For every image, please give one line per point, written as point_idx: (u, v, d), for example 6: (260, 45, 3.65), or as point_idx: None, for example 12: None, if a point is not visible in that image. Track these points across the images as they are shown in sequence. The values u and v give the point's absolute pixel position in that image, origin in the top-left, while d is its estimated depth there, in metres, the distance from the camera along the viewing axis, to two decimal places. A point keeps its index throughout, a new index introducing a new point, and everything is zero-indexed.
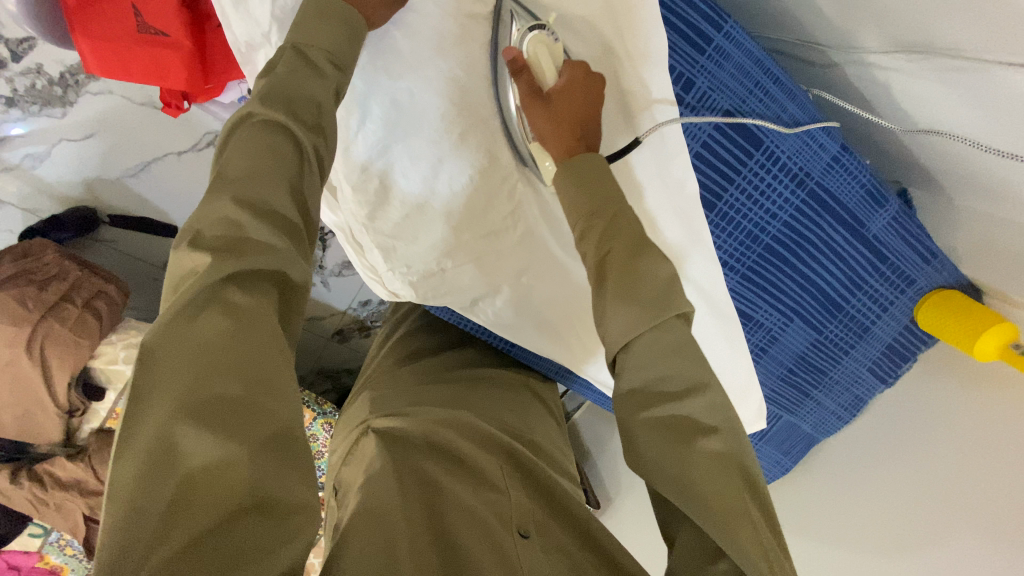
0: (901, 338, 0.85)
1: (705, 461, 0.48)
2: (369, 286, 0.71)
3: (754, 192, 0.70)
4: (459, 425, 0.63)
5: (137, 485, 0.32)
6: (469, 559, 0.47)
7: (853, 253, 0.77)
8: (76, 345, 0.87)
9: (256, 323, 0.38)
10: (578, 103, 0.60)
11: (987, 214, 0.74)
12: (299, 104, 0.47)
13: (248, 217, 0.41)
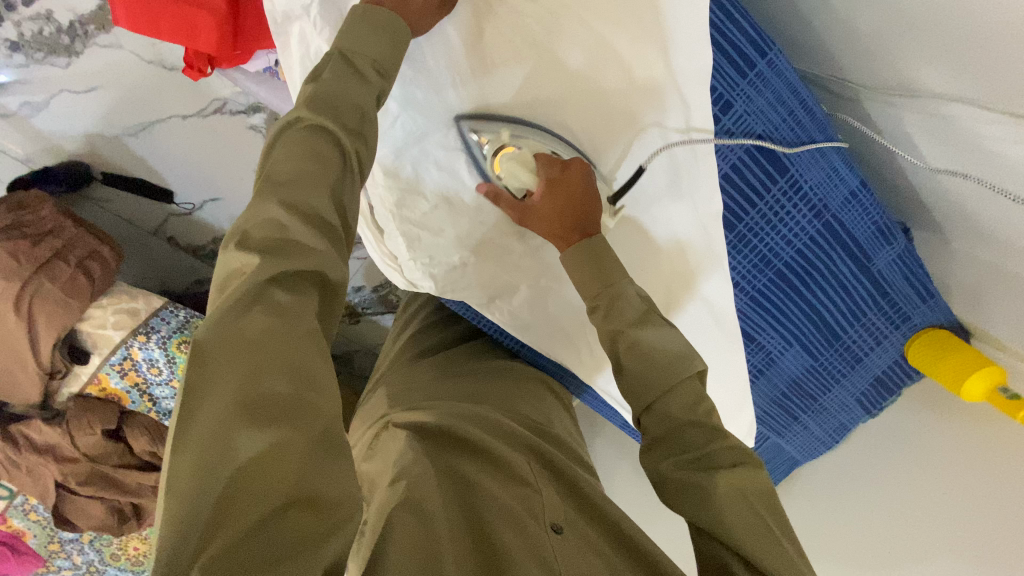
0: (891, 371, 0.88)
1: (723, 490, 0.51)
2: (385, 273, 0.70)
3: (773, 218, 0.71)
4: (478, 422, 0.64)
5: (194, 484, 0.31)
6: (507, 557, 0.49)
7: (859, 285, 0.79)
8: (65, 305, 0.83)
9: (296, 319, 0.37)
10: (569, 196, 0.61)
11: (987, 260, 0.76)
12: (348, 116, 0.46)
13: (294, 220, 0.39)
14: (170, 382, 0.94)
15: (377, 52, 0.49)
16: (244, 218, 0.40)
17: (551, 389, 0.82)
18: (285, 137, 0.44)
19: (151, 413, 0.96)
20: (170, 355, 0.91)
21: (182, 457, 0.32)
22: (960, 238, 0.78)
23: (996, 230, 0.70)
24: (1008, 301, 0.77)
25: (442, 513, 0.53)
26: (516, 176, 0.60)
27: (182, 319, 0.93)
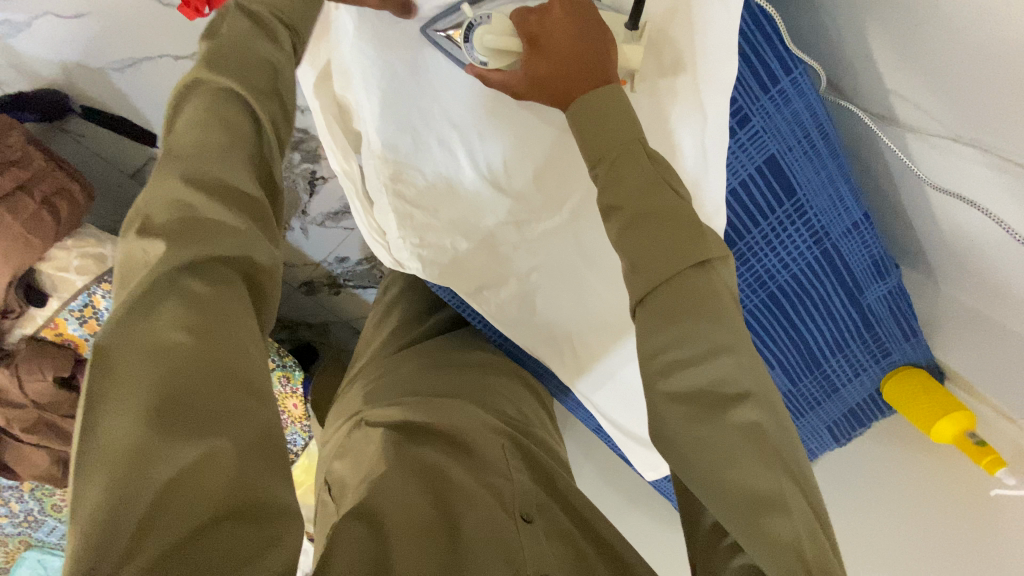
0: (864, 404, 0.89)
1: (736, 432, 0.48)
2: (372, 249, 0.67)
3: (773, 240, 0.70)
4: (452, 418, 0.63)
5: (107, 504, 0.28)
6: (468, 548, 0.48)
7: (847, 317, 0.79)
8: (25, 243, 0.78)
9: (219, 313, 0.35)
10: (568, 46, 0.52)
11: (983, 307, 0.75)
12: (251, 78, 0.44)
13: (204, 198, 0.37)
14: None
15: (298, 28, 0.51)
16: (143, 201, 0.38)
17: (531, 388, 0.81)
18: (224, 95, 0.42)
19: None
20: None
21: (92, 478, 0.29)
22: (953, 283, 0.78)
23: (990, 275, 0.70)
24: (985, 347, 0.78)
25: (405, 503, 0.50)
26: (498, 46, 0.54)
27: None
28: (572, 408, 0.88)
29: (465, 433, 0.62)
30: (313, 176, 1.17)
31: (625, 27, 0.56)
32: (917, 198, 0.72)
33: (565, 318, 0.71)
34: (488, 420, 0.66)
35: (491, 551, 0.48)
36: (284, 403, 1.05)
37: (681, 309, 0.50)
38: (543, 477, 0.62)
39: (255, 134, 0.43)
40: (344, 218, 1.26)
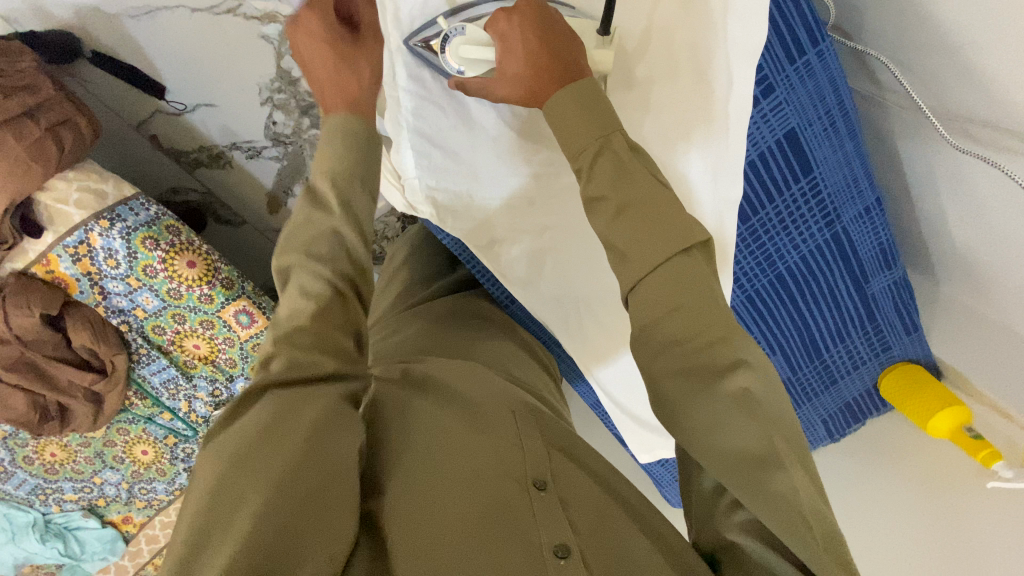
0: (861, 399, 0.90)
1: (731, 401, 0.46)
2: (386, 190, 0.69)
3: (786, 217, 0.70)
4: (456, 387, 0.61)
5: (202, 510, 0.40)
6: (457, 529, 0.48)
7: (852, 306, 0.80)
8: (25, 169, 0.75)
9: (303, 365, 0.46)
10: (534, 42, 0.52)
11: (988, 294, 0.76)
12: (318, 245, 0.50)
13: (311, 263, 0.49)
14: (127, 279, 0.87)
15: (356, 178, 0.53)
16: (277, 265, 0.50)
17: (536, 357, 0.78)
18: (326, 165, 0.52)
19: (99, 308, 0.89)
20: (132, 249, 0.85)
21: (200, 490, 0.41)
22: (956, 283, 0.80)
23: (994, 269, 0.72)
24: (980, 343, 0.80)
25: (399, 489, 0.50)
26: (470, 54, 0.55)
27: (154, 215, 0.86)
28: (569, 377, 0.89)
29: (470, 400, 0.59)
30: None
31: (597, 33, 0.59)
32: (941, 189, 0.72)
33: (575, 281, 0.71)
34: (497, 387, 0.63)
35: (491, 530, 0.48)
36: None
37: (671, 290, 0.49)
38: (558, 441, 0.59)
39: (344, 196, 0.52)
40: None
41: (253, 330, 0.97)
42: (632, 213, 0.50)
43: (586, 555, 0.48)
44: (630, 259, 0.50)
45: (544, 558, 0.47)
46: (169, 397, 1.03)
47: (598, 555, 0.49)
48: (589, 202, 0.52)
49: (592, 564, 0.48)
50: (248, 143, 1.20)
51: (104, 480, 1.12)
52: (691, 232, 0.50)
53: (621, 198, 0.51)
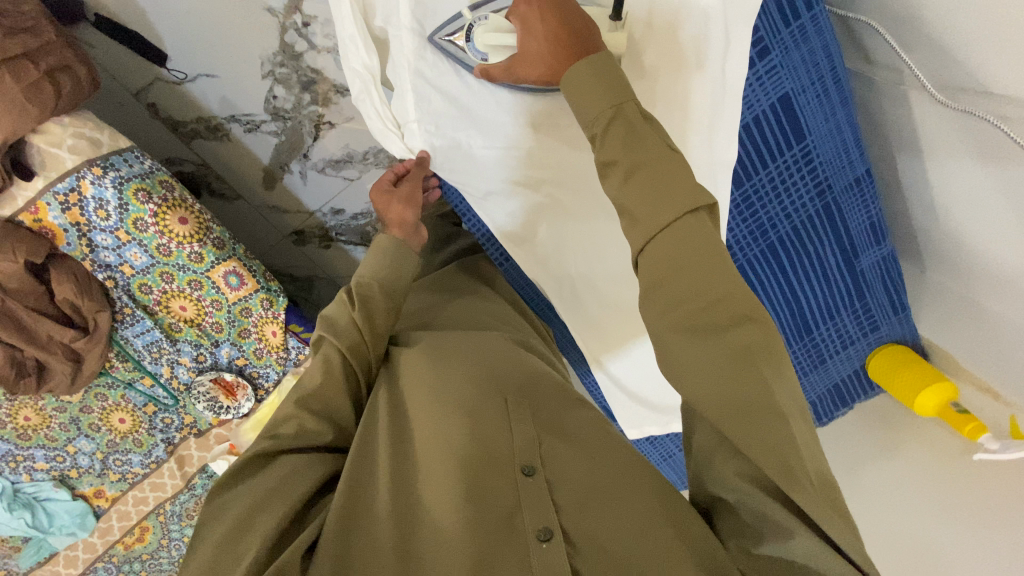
0: (848, 380, 0.91)
1: (729, 355, 0.45)
2: (384, 141, 0.73)
3: (778, 184, 0.72)
4: (447, 372, 0.62)
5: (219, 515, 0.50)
6: (437, 515, 0.50)
7: (841, 281, 0.81)
8: (20, 111, 0.74)
9: (328, 400, 0.59)
10: (551, 22, 0.52)
11: (966, 273, 0.76)
12: (356, 335, 0.63)
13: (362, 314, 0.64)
14: (116, 232, 0.87)
15: (378, 278, 0.67)
16: (332, 313, 0.64)
17: (529, 320, 0.82)
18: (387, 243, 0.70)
19: (86, 262, 0.88)
20: (123, 200, 0.84)
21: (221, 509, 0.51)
22: (940, 267, 0.81)
23: (971, 256, 0.74)
24: (956, 326, 0.81)
25: (385, 482, 0.52)
26: (493, 42, 0.57)
27: (147, 167, 0.87)
28: (561, 341, 0.91)
29: (462, 387, 0.60)
30: (320, 121, 1.16)
31: (610, 17, 0.58)
32: (931, 166, 0.72)
33: (571, 240, 0.74)
34: (490, 366, 0.64)
35: (481, 521, 0.49)
36: (262, 330, 1.03)
37: (682, 251, 0.47)
38: (551, 419, 0.59)
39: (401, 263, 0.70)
40: (346, 167, 1.25)
41: (242, 293, 0.98)
42: (641, 174, 0.49)
43: (570, 531, 0.50)
44: (638, 218, 0.48)
45: (529, 547, 0.49)
46: (151, 361, 1.01)
47: (584, 528, 0.51)
48: (601, 168, 0.51)
49: (579, 542, 0.50)
50: (247, 116, 1.14)
51: (78, 449, 1.09)
52: (699, 192, 0.48)
53: (629, 161, 0.49)
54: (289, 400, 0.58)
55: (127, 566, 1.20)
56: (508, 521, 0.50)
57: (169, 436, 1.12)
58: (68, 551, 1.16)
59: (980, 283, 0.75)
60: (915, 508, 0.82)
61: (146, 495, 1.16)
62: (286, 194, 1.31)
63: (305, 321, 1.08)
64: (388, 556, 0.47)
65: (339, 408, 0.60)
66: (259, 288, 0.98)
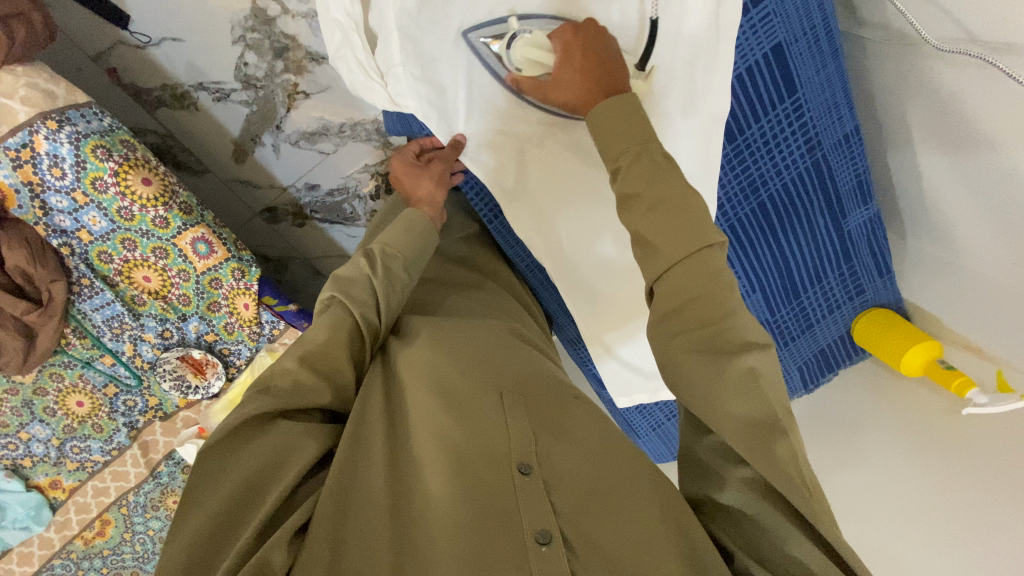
0: (833, 345, 0.93)
1: (733, 379, 0.48)
2: (367, 91, 0.71)
3: (770, 139, 0.71)
4: (443, 362, 0.57)
5: (198, 489, 0.45)
6: (433, 505, 0.45)
7: (829, 243, 0.81)
8: None
9: (320, 361, 0.54)
10: (589, 58, 0.57)
11: (944, 235, 0.77)
12: (365, 297, 0.60)
13: (380, 281, 0.61)
14: (72, 193, 0.80)
15: (405, 253, 0.65)
16: (339, 277, 0.61)
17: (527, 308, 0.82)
18: (413, 219, 0.68)
19: (38, 227, 0.81)
20: (81, 157, 0.79)
21: (200, 487, 0.45)
22: (922, 235, 0.81)
23: (951, 221, 0.75)
24: (940, 288, 0.82)
25: (380, 465, 0.48)
26: (530, 57, 0.59)
27: (107, 124, 0.81)
28: (552, 312, 0.88)
29: (456, 382, 0.55)
30: (295, 91, 1.10)
31: (635, 67, 0.63)
32: (920, 143, 0.73)
33: (562, 201, 0.73)
34: (487, 358, 0.60)
35: (475, 519, 0.44)
36: (233, 303, 0.98)
37: (691, 284, 0.50)
38: (549, 420, 0.54)
39: (425, 240, 0.68)
40: (322, 140, 1.19)
41: (211, 262, 0.93)
42: (663, 210, 0.52)
43: (569, 535, 0.46)
44: (660, 250, 0.52)
45: (527, 550, 0.44)
46: (112, 338, 0.95)
47: (584, 531, 0.46)
48: (623, 199, 0.54)
49: (575, 545, 0.45)
50: (216, 83, 1.07)
51: (32, 436, 0.99)
52: (706, 232, 0.52)
53: (653, 196, 0.52)
54: (290, 354, 0.54)
55: (88, 564, 1.08)
56: (505, 518, 0.45)
57: (132, 420, 1.05)
58: (22, 547, 1.05)
59: (960, 242, 0.75)
60: (907, 474, 0.82)
61: (107, 485, 1.07)
62: (257, 168, 1.22)
63: (279, 294, 1.05)
64: (376, 553, 0.42)
65: (337, 363, 0.55)
66: (230, 257, 0.94)
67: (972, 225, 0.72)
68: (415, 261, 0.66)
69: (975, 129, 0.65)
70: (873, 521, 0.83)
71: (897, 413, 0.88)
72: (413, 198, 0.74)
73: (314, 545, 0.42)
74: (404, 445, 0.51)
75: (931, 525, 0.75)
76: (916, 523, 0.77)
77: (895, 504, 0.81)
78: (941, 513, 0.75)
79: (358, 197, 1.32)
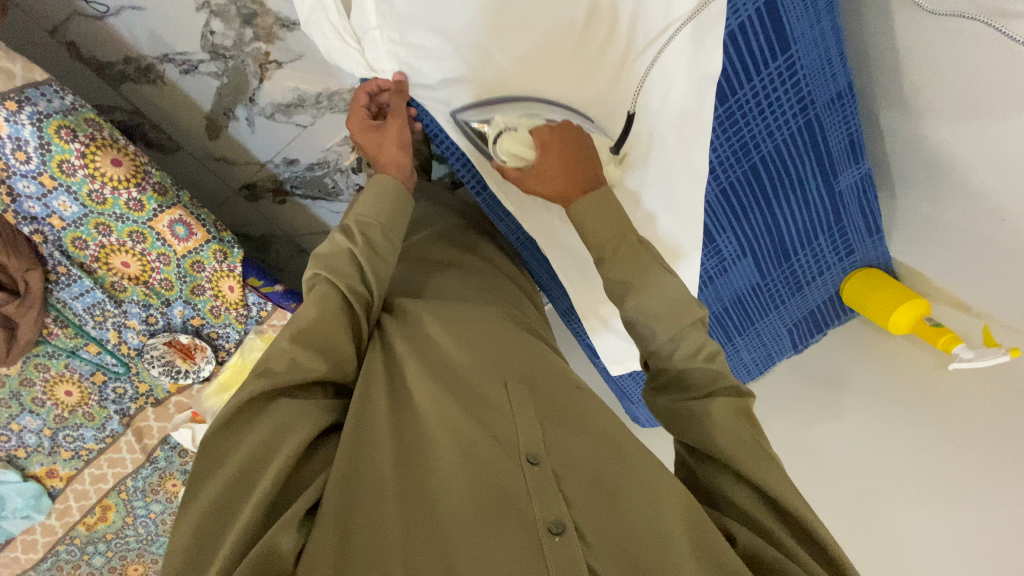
0: (823, 307, 0.94)
1: (720, 411, 0.53)
2: (344, 60, 0.68)
3: (762, 99, 0.69)
4: (445, 349, 0.57)
5: (203, 473, 0.43)
6: (443, 493, 0.44)
7: (820, 204, 0.80)
8: None
9: (317, 336, 0.51)
10: (569, 157, 0.63)
11: (933, 194, 0.77)
12: (348, 270, 0.57)
13: (363, 251, 0.59)
14: (39, 178, 0.76)
15: (382, 220, 0.63)
16: (321, 255, 0.58)
17: (526, 292, 0.81)
18: (383, 186, 0.64)
19: (7, 214, 0.77)
20: (45, 139, 0.74)
21: (205, 472, 0.44)
22: (913, 192, 0.80)
23: (938, 181, 0.75)
24: (930, 243, 0.82)
25: (387, 447, 0.47)
26: (514, 149, 0.64)
27: (71, 102, 0.77)
28: (544, 283, 0.87)
29: (461, 369, 0.54)
30: (267, 61, 1.05)
31: (610, 150, 0.70)
32: (911, 103, 0.71)
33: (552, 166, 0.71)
34: (490, 342, 0.58)
35: (485, 510, 0.43)
36: (217, 286, 0.97)
37: (675, 360, 0.59)
38: (555, 407, 0.53)
39: (404, 203, 0.65)
40: (298, 113, 1.14)
41: (191, 244, 0.91)
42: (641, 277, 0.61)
43: (583, 527, 0.44)
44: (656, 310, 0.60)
45: (540, 541, 0.42)
46: (95, 326, 0.92)
47: (598, 527, 0.44)
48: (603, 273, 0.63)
49: (592, 540, 0.43)
50: (182, 54, 1.01)
51: (23, 427, 0.97)
52: None
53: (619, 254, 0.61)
54: (283, 334, 0.51)
55: (92, 548, 1.08)
56: (516, 511, 0.43)
57: (124, 407, 1.04)
58: (25, 535, 1.04)
59: (952, 201, 0.75)
60: (903, 432, 0.85)
61: (104, 472, 1.06)
62: (233, 144, 1.17)
63: (264, 275, 1.05)
64: (386, 541, 0.41)
65: (336, 340, 0.52)
66: (210, 238, 0.92)
67: (960, 187, 0.72)
68: (394, 229, 0.64)
69: (964, 88, 0.64)
70: (872, 478, 0.85)
71: (887, 370, 0.91)
72: (376, 163, 0.67)
73: (321, 532, 0.40)
74: (410, 424, 0.50)
75: (933, 483, 0.79)
76: (915, 481, 0.80)
77: (894, 463, 0.84)
78: (940, 469, 0.78)
79: (340, 170, 1.27)
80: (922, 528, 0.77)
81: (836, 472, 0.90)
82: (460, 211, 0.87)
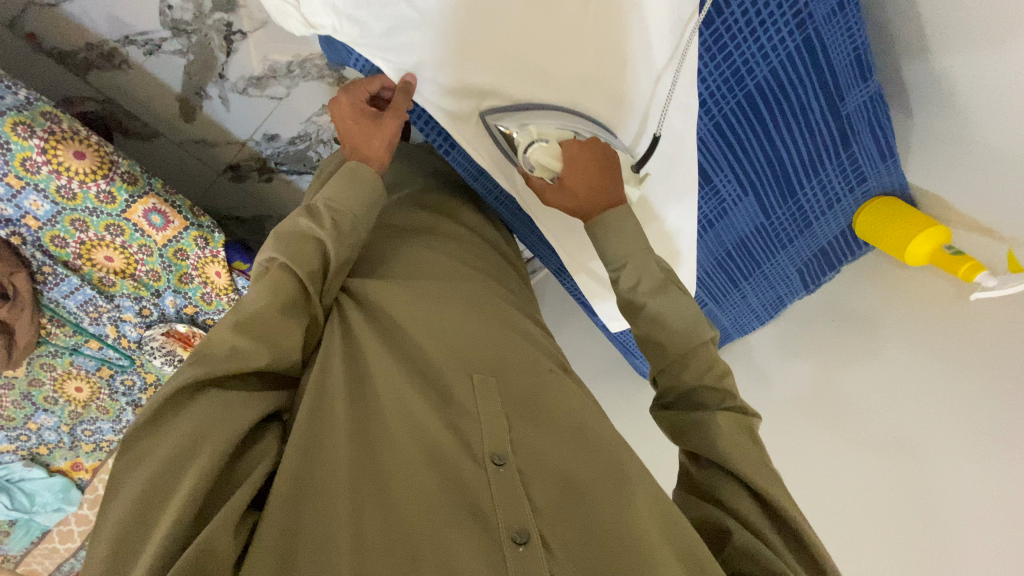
0: (834, 243, 0.87)
1: (726, 423, 0.52)
2: (282, 19, 0.64)
3: (753, 17, 0.61)
4: (416, 328, 0.54)
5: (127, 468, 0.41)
6: (401, 496, 0.42)
7: (825, 131, 0.72)
8: None
9: (255, 322, 0.47)
10: (593, 174, 0.62)
11: (956, 111, 0.69)
12: (308, 251, 0.54)
13: (329, 237, 0.55)
14: (5, 178, 0.74)
15: (354, 209, 0.59)
16: (279, 239, 0.54)
17: (507, 260, 0.79)
18: (357, 173, 0.60)
19: None
20: (1, 137, 0.72)
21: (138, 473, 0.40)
22: (932, 110, 0.72)
23: (965, 93, 0.66)
24: (953, 165, 0.74)
25: (344, 439, 0.45)
26: (544, 161, 0.62)
27: (23, 97, 0.73)
28: (534, 242, 0.84)
29: (431, 355, 0.52)
30: (229, 30, 0.99)
31: (631, 167, 0.68)
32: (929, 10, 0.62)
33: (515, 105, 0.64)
34: (462, 325, 0.56)
35: (445, 517, 0.41)
36: (204, 271, 0.95)
37: (682, 377, 0.56)
38: (526, 403, 0.51)
39: (371, 178, 0.61)
40: (270, 85, 1.09)
41: (170, 233, 0.89)
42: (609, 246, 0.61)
43: (547, 535, 0.42)
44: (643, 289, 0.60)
45: (501, 552, 0.40)
46: (92, 322, 0.92)
47: (562, 534, 0.43)
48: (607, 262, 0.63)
49: (556, 549, 0.42)
50: (143, 33, 0.96)
51: (40, 425, 0.99)
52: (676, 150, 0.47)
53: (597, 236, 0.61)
54: (225, 323, 0.47)
55: None
56: (478, 520, 0.42)
57: (134, 398, 1.05)
58: (62, 527, 1.14)
59: (977, 117, 0.67)
60: (929, 371, 0.81)
61: None
62: (209, 125, 1.13)
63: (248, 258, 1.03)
64: (338, 546, 0.38)
65: (287, 334, 0.49)
66: (188, 225, 0.89)
67: (989, 101, 0.64)
68: (365, 213, 0.60)
69: None
70: (901, 423, 0.82)
71: (906, 304, 0.86)
72: (355, 151, 0.63)
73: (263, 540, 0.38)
74: (372, 413, 0.48)
75: (970, 425, 0.75)
76: (950, 421, 0.77)
77: (918, 401, 0.81)
78: (975, 407, 0.75)
79: (322, 142, 1.22)
80: (965, 473, 0.74)
81: (862, 417, 0.86)
82: (437, 173, 0.83)
